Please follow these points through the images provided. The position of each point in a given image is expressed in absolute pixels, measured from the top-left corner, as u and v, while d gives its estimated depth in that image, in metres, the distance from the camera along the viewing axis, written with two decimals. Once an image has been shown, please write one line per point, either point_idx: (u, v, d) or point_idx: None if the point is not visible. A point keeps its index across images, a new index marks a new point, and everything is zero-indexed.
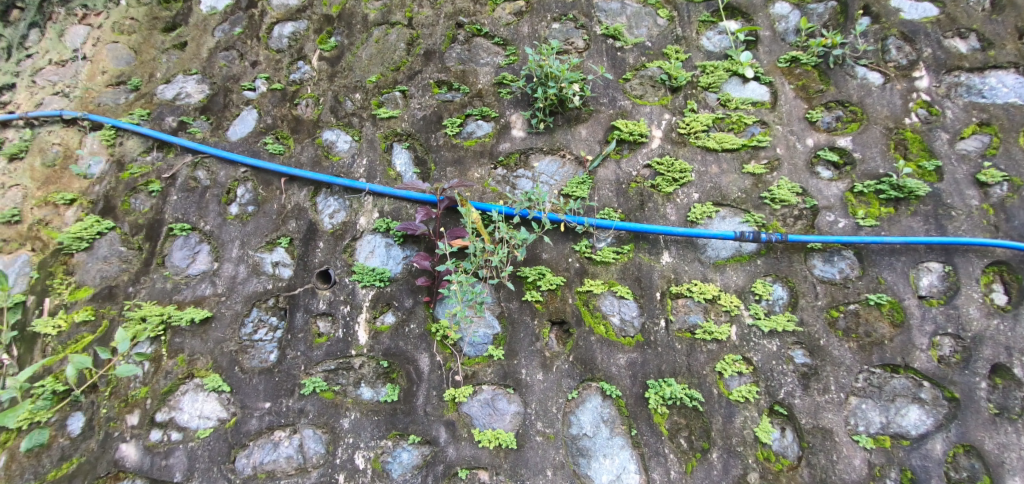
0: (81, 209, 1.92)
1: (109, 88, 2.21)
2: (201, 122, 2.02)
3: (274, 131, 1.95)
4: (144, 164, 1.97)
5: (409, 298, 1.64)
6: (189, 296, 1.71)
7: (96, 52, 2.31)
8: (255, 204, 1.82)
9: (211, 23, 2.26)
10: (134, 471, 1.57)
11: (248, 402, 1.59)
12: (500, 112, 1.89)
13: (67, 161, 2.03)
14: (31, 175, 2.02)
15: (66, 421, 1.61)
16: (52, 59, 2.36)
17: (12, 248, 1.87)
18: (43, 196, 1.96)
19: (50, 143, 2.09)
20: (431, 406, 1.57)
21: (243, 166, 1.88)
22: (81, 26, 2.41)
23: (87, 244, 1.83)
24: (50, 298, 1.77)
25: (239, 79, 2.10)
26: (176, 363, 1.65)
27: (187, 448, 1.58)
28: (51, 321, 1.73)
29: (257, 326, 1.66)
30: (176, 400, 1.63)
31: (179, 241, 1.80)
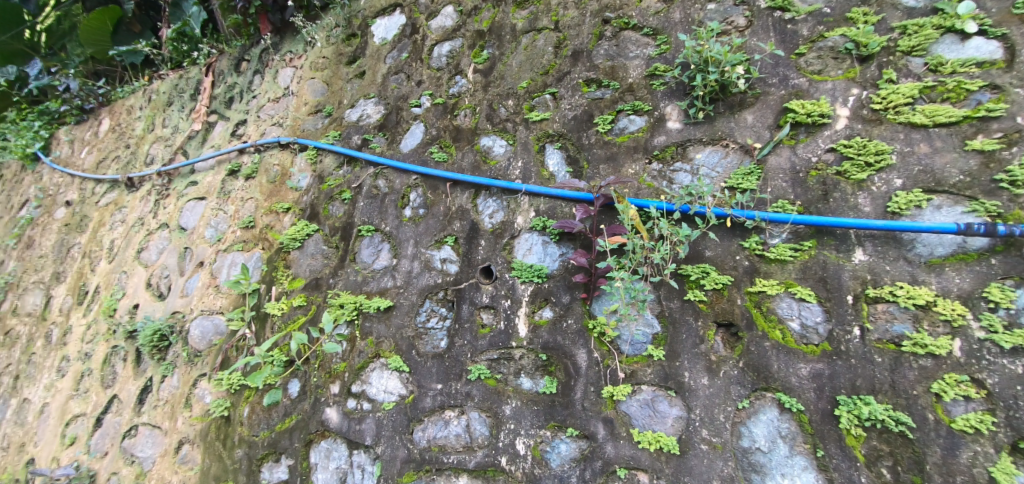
0: (296, 216, 2.35)
1: (310, 116, 2.65)
2: (379, 138, 2.30)
3: (438, 140, 2.14)
4: (338, 177, 2.32)
5: (566, 294, 1.67)
6: (375, 288, 1.97)
7: (300, 88, 2.83)
8: (425, 207, 2.02)
9: (383, 52, 2.60)
10: (336, 431, 1.87)
11: (424, 382, 1.77)
12: (653, 105, 1.83)
13: (283, 178, 2.52)
14: (261, 190, 2.55)
15: (286, 386, 2.00)
16: (270, 97, 2.95)
17: (250, 247, 2.39)
18: (270, 206, 2.45)
19: (272, 164, 2.60)
20: (589, 402, 1.58)
21: (414, 174, 2.09)
22: (289, 68, 2.97)
23: (300, 243, 2.24)
24: (277, 286, 2.20)
25: (407, 97, 2.35)
26: (367, 343, 1.90)
27: (376, 417, 1.82)
28: (277, 304, 2.15)
29: (430, 315, 1.84)
30: (367, 376, 1.88)
31: (366, 240, 2.09)
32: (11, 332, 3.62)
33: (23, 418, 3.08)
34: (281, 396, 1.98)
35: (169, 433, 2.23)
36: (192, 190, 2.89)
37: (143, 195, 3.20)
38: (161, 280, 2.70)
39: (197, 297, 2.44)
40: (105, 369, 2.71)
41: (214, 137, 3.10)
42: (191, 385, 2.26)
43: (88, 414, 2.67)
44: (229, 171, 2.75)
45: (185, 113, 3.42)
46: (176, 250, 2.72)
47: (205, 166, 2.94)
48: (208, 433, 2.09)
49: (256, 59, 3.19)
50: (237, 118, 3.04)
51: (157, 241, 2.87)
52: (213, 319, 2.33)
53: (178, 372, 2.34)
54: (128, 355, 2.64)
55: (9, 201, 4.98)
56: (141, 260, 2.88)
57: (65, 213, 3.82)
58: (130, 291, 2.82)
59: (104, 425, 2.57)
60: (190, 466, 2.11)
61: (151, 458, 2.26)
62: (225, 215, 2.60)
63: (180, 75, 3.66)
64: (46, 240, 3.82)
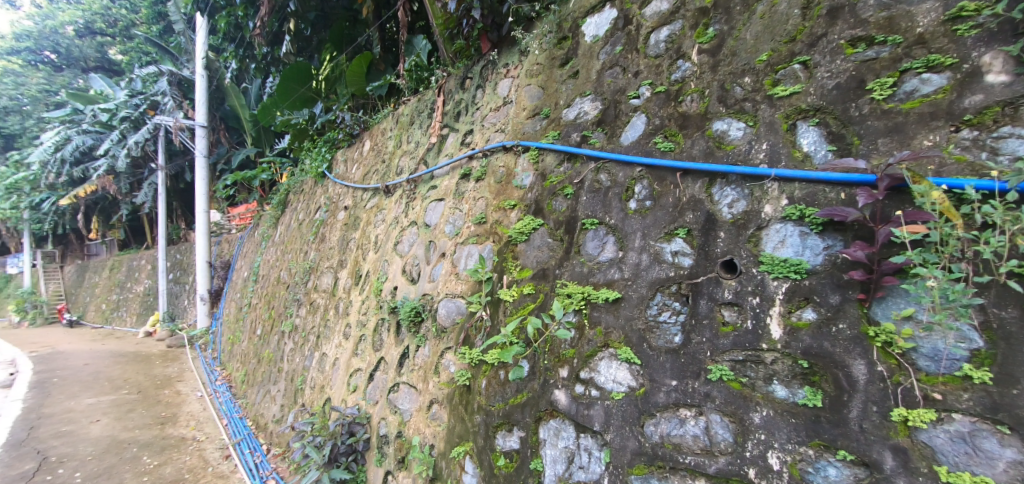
0: (521, 212, 2.45)
1: (529, 119, 2.79)
2: (599, 133, 2.32)
3: (663, 130, 2.07)
4: (559, 173, 2.37)
5: (836, 294, 1.44)
6: (602, 279, 1.98)
7: (518, 95, 3.00)
8: (652, 199, 1.96)
9: (596, 49, 2.60)
10: (565, 413, 1.94)
11: (656, 376, 1.73)
12: (960, 57, 1.43)
13: (509, 177, 2.64)
14: (490, 190, 2.72)
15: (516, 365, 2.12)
16: (491, 107, 3.24)
17: (482, 240, 2.57)
18: (498, 203, 2.61)
19: (498, 167, 2.75)
20: (870, 424, 1.33)
21: (639, 166, 2.05)
22: (507, 78, 3.22)
23: (527, 236, 2.34)
24: (507, 275, 2.33)
25: (625, 90, 2.32)
26: (595, 333, 1.93)
27: (604, 405, 1.83)
28: (509, 290, 2.28)
29: (662, 309, 1.78)
30: (595, 364, 1.89)
31: (590, 233, 2.11)
32: (314, 303, 4.89)
33: (322, 367, 4.11)
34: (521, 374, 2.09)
35: (423, 393, 2.66)
36: (433, 193, 3.31)
37: (396, 198, 3.88)
38: (413, 268, 3.15)
39: (442, 282, 2.73)
40: (374, 336, 3.37)
41: (447, 147, 3.54)
42: (439, 356, 2.59)
43: (364, 370, 3.39)
44: (462, 175, 3.03)
45: (424, 129, 4.05)
46: (423, 243, 3.14)
47: (442, 172, 3.34)
48: (453, 398, 2.40)
49: (478, 75, 3.58)
50: (465, 129, 3.43)
51: (408, 236, 3.38)
52: (456, 301, 2.56)
53: (429, 344, 2.70)
54: (389, 326, 3.21)
55: (308, 208, 6.72)
56: (398, 251, 3.44)
57: (344, 215, 4.96)
58: (390, 275, 3.41)
59: (375, 380, 3.23)
60: (438, 423, 2.49)
61: (409, 411, 2.76)
62: (461, 213, 2.87)
63: (418, 98, 4.35)
64: (333, 235, 5.03)
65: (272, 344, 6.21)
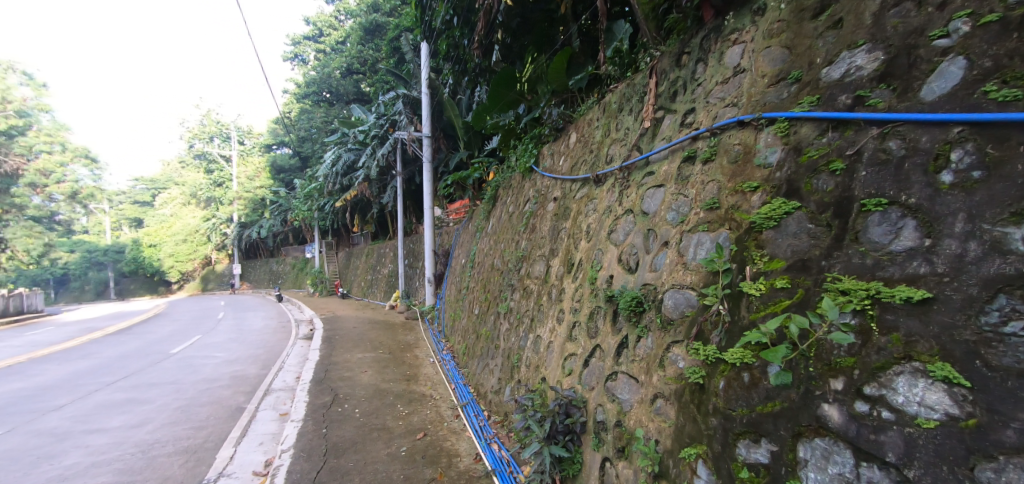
0: (767, 194, 2.15)
1: (772, 87, 2.41)
2: (881, 91, 1.85)
3: (998, 74, 1.54)
4: (821, 145, 1.98)
5: None
6: (898, 274, 1.58)
7: (754, 62, 2.62)
8: (983, 169, 1.48)
9: None
10: (839, 434, 1.60)
11: (1001, 407, 1.30)
12: None
13: (748, 156, 2.33)
14: (722, 172, 2.46)
15: (767, 368, 1.85)
16: (718, 80, 2.92)
17: (716, 227, 2.34)
18: (734, 186, 2.34)
19: (732, 145, 2.46)
20: None
21: (957, 125, 1.57)
22: (737, 45, 2.84)
23: (777, 222, 2.04)
24: (752, 267, 2.06)
25: (924, 31, 1.79)
26: (890, 340, 1.54)
27: (905, 433, 1.45)
28: (754, 284, 2.01)
29: (1008, 318, 1.34)
30: (889, 379, 1.52)
31: (875, 216, 1.72)
32: (528, 288, 5.27)
33: (537, 348, 4.39)
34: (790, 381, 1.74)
35: (646, 385, 2.52)
36: (650, 179, 3.18)
37: (609, 187, 3.87)
38: (630, 257, 3.09)
39: (666, 272, 2.60)
40: (590, 323, 3.42)
41: (663, 130, 3.34)
42: (665, 348, 2.43)
43: (579, 354, 3.45)
44: (685, 157, 2.82)
45: (636, 115, 3.92)
46: (641, 231, 3.05)
47: (660, 157, 3.18)
48: (684, 395, 2.20)
49: (697, 49, 3.27)
50: (684, 109, 3.17)
51: (624, 224, 3.33)
52: (685, 292, 2.40)
53: (653, 334, 2.57)
54: (605, 314, 3.21)
55: (518, 201, 7.29)
56: (613, 240, 3.42)
57: (553, 207, 5.21)
58: (606, 264, 3.41)
59: (590, 365, 3.26)
60: (663, 418, 2.31)
61: (629, 402, 2.65)
62: (686, 198, 2.68)
63: (627, 83, 4.23)
64: (544, 225, 5.34)
65: (489, 324, 6.99)
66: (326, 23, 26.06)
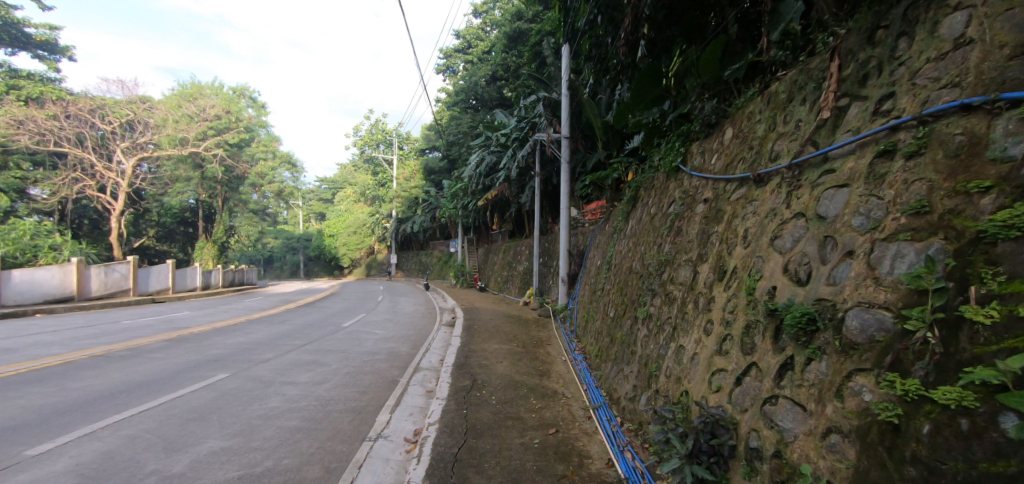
0: (1005, 196, 1.71)
1: (1014, 60, 1.91)
2: None
3: None
4: None
5: None
6: None
7: (986, 29, 2.09)
8: None
9: None
10: None
11: None
12: None
13: (976, 148, 1.88)
14: (935, 168, 2.01)
15: (997, 417, 1.47)
16: (930, 57, 2.38)
17: (924, 237, 1.93)
18: (954, 186, 1.90)
19: (952, 135, 2.00)
20: None
21: None
22: (961, 12, 2.30)
23: (1019, 232, 1.61)
24: (978, 287, 1.66)
25: None
26: None
27: None
28: (981, 310, 1.61)
29: None
30: None
31: None
32: (671, 295, 4.99)
33: (679, 358, 4.14)
34: None
35: (816, 415, 2.19)
36: (829, 178, 2.74)
37: (773, 188, 3.45)
38: (800, 267, 2.71)
39: (849, 287, 2.22)
40: (745, 338, 3.10)
41: (848, 121, 2.86)
42: (845, 376, 2.08)
43: (730, 371, 3.15)
44: (879, 152, 2.38)
45: (810, 105, 3.43)
46: (815, 238, 2.66)
47: (843, 152, 2.73)
48: (869, 433, 1.85)
49: (900, 22, 2.74)
50: (879, 94, 2.66)
51: (792, 230, 2.94)
52: (877, 313, 2.02)
53: (828, 358, 2.22)
54: (765, 330, 2.88)
55: (661, 202, 6.95)
56: (777, 247, 3.04)
57: (703, 209, 4.84)
58: (767, 273, 3.04)
59: (744, 385, 2.95)
60: (839, 457, 1.99)
61: (793, 432, 2.34)
62: (880, 201, 2.24)
63: (800, 70, 3.73)
64: (692, 229, 4.99)
65: (625, 328, 6.81)
66: (475, 36, 28.28)
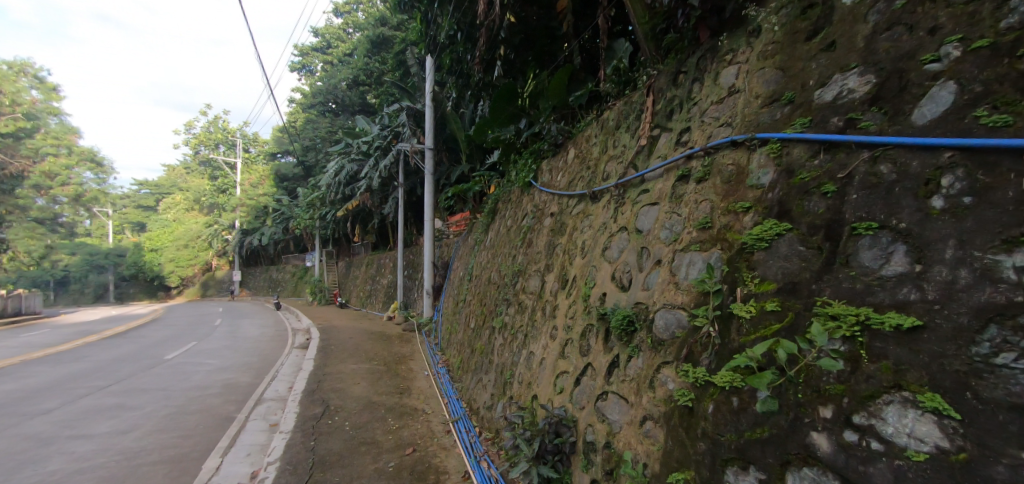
0: (759, 215, 2.13)
1: (764, 108, 2.41)
2: (873, 114, 1.83)
3: (989, 99, 1.51)
4: (812, 167, 1.96)
5: None
6: (888, 300, 1.53)
7: (749, 82, 2.62)
8: (973, 194, 1.43)
9: (862, 11, 2.08)
10: (827, 464, 1.54)
11: (992, 442, 1.23)
12: None
13: (740, 176, 2.33)
14: (715, 191, 2.45)
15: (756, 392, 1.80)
16: (714, 100, 2.91)
17: (708, 247, 2.32)
18: (727, 206, 2.32)
19: (726, 165, 2.46)
20: None
21: (947, 150, 1.53)
22: (732, 66, 2.86)
23: (768, 244, 2.01)
24: (742, 288, 2.03)
25: (915, 54, 1.78)
26: (879, 368, 1.48)
27: (894, 465, 1.39)
28: (744, 306, 1.98)
29: (1001, 349, 1.27)
30: (878, 409, 1.46)
31: (866, 240, 1.66)
32: (523, 304, 5.23)
33: (529, 364, 4.34)
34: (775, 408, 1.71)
35: (635, 406, 2.48)
36: (645, 197, 3.16)
37: (604, 204, 3.86)
38: (623, 274, 3.06)
39: (658, 291, 2.58)
40: (582, 341, 3.37)
41: (659, 148, 3.34)
42: (655, 369, 2.40)
43: (571, 372, 3.40)
44: (679, 176, 2.82)
45: (632, 132, 3.94)
46: (634, 249, 3.03)
47: (655, 175, 3.17)
48: (672, 417, 2.16)
49: (694, 68, 3.29)
50: (680, 128, 3.18)
51: (618, 241, 3.31)
52: (676, 313, 2.37)
53: (643, 355, 2.53)
54: (598, 333, 3.17)
55: (516, 215, 7.29)
56: (607, 257, 3.39)
57: (550, 222, 5.22)
58: (599, 281, 3.38)
59: (582, 384, 3.20)
60: (653, 441, 2.26)
61: (619, 423, 2.60)
62: (679, 217, 2.66)
63: (625, 101, 4.27)
64: (541, 240, 5.32)
65: (484, 337, 6.94)
66: (335, 35, 26.63)
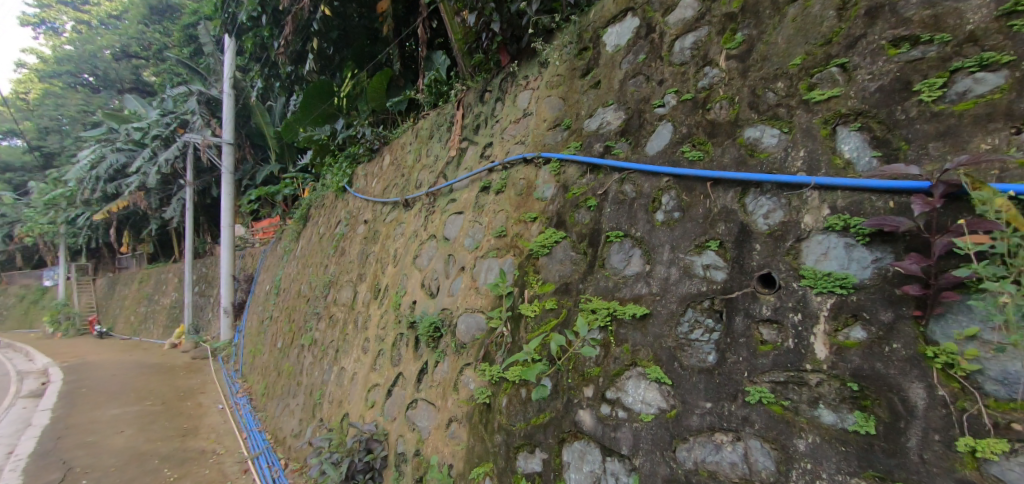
0: (542, 225, 2.40)
1: (550, 130, 2.75)
2: (622, 144, 2.26)
3: (690, 138, 1.99)
4: (581, 185, 2.30)
5: (888, 311, 1.32)
6: (628, 294, 1.89)
7: (538, 107, 2.96)
8: (680, 210, 1.87)
9: (618, 58, 2.54)
10: (590, 435, 1.82)
11: (689, 398, 1.62)
12: (1018, 54, 1.32)
13: (529, 190, 2.60)
14: (510, 203, 2.69)
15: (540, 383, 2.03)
16: (512, 119, 3.20)
17: (503, 254, 2.53)
18: (519, 216, 2.57)
19: (518, 179, 2.72)
20: (931, 455, 1.19)
21: (665, 176, 1.97)
22: (527, 90, 3.18)
23: (548, 250, 2.28)
24: (529, 290, 2.27)
25: (649, 99, 2.25)
26: (622, 350, 1.82)
27: (633, 427, 1.72)
28: (530, 306, 2.21)
29: (694, 326, 1.68)
30: (622, 383, 1.79)
31: (615, 246, 2.03)
32: (334, 317, 4.87)
33: (340, 381, 4.06)
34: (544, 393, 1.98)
35: (441, 410, 2.53)
36: (453, 206, 3.28)
37: (416, 212, 3.88)
38: (431, 282, 3.11)
39: (461, 297, 2.69)
40: (393, 351, 3.31)
41: (466, 160, 3.52)
42: (459, 371, 2.49)
43: (383, 385, 3.30)
44: (481, 187, 3.01)
45: (443, 143, 4.06)
46: (442, 256, 3.11)
47: (462, 185, 3.32)
48: (473, 416, 2.28)
49: (497, 88, 3.57)
50: (484, 142, 3.40)
51: (427, 249, 3.36)
52: (476, 316, 2.51)
53: (449, 359, 2.61)
54: (408, 341, 3.15)
55: (329, 221, 6.79)
56: (417, 265, 3.41)
57: (363, 229, 5.01)
58: (410, 289, 3.37)
59: (393, 395, 3.13)
60: (457, 442, 2.34)
61: (428, 429, 2.62)
62: (480, 226, 2.84)
63: (437, 112, 4.37)
64: (353, 249, 5.06)
65: (292, 357, 6.23)
66: None
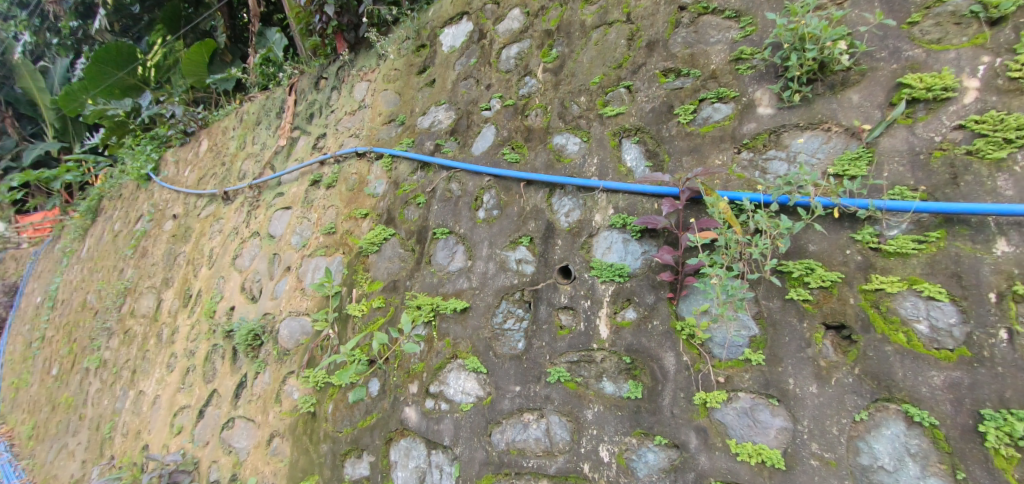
0: (373, 221, 2.33)
1: (385, 125, 2.68)
2: (451, 143, 2.31)
3: (510, 142, 2.14)
4: (412, 181, 2.30)
5: (651, 294, 1.59)
6: (451, 289, 1.95)
7: (374, 100, 2.86)
8: (499, 208, 1.99)
9: (452, 59, 2.59)
10: (415, 431, 1.83)
11: (502, 384, 1.73)
12: (739, 91, 1.69)
13: (361, 185, 2.50)
14: (340, 198, 2.56)
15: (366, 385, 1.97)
16: (347, 111, 3.03)
17: (332, 252, 2.39)
18: (349, 212, 2.45)
19: (350, 174, 2.60)
20: (679, 409, 1.47)
21: (487, 176, 2.08)
22: (364, 82, 3.05)
23: (377, 247, 2.23)
24: (357, 289, 2.19)
25: (478, 101, 2.34)
26: (444, 344, 1.88)
27: (454, 418, 1.78)
28: (358, 305, 2.13)
29: (507, 316, 1.81)
30: (444, 376, 1.84)
31: (441, 243, 2.07)
32: (131, 332, 4.05)
33: (138, 408, 3.39)
34: (364, 394, 1.96)
35: (261, 426, 2.28)
36: (279, 201, 2.99)
37: (237, 207, 3.43)
38: (253, 284, 2.79)
39: (285, 299, 2.47)
40: (205, 366, 2.88)
41: (297, 151, 3.24)
42: (281, 381, 2.28)
43: (192, 406, 2.84)
44: (312, 181, 2.80)
45: (272, 130, 3.67)
46: (265, 256, 2.81)
47: (291, 178, 3.05)
48: (296, 427, 2.11)
49: (333, 76, 3.34)
50: (318, 132, 3.17)
51: (249, 248, 3.00)
52: (300, 319, 2.33)
53: (269, 369, 2.37)
54: (224, 353, 2.77)
55: (127, 217, 5.61)
56: (236, 266, 3.02)
57: (172, 226, 4.26)
58: (226, 293, 2.97)
59: (205, 416, 2.72)
60: (279, 458, 2.13)
61: (246, 449, 2.33)
62: (308, 223, 2.63)
63: (267, 97, 3.94)
64: (159, 249, 4.26)
65: (72, 386, 4.99)
66: None
